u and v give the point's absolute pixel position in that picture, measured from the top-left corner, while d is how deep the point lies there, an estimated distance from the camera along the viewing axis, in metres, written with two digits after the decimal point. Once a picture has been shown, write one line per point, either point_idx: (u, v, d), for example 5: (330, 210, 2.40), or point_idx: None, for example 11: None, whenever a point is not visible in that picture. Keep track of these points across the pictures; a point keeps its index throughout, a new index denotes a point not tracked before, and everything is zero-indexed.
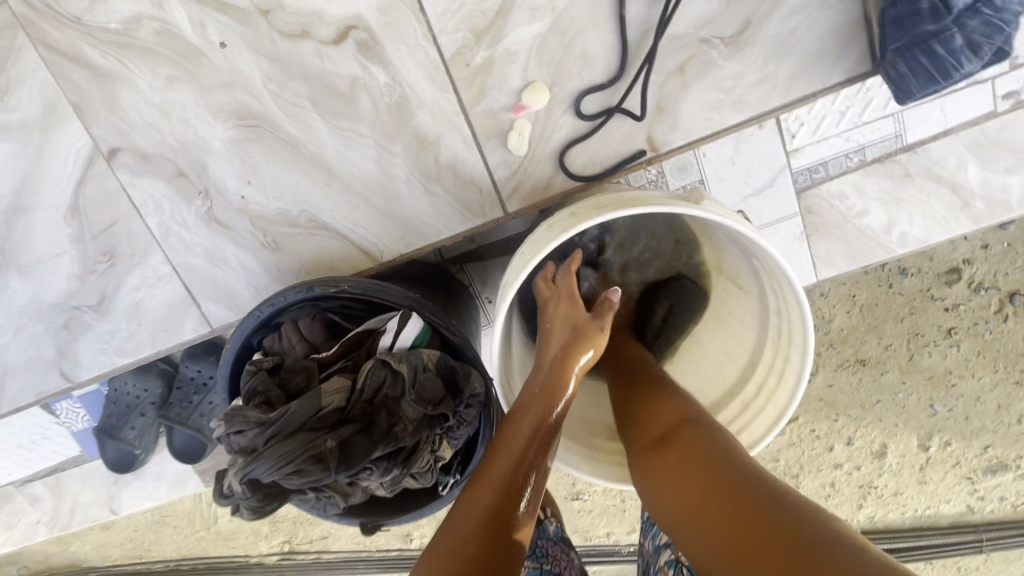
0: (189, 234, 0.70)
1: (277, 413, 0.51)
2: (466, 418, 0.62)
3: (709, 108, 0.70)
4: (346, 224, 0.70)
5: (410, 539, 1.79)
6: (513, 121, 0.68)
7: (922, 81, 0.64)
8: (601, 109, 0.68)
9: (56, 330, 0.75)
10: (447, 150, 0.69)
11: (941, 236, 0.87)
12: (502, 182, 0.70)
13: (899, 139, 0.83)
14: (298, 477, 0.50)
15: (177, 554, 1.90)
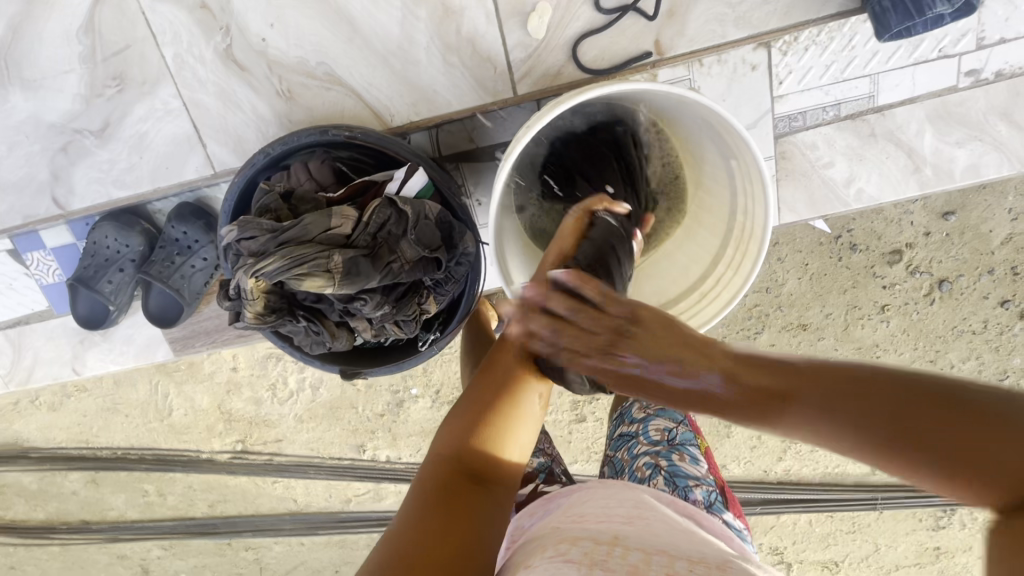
0: (205, 67, 0.85)
1: (292, 224, 0.60)
2: (454, 275, 0.68)
3: (713, 20, 0.85)
4: (363, 83, 0.86)
5: (363, 451, 1.86)
6: (536, 3, 0.82)
7: (901, 15, 0.74)
8: (618, 6, 0.82)
9: (55, 153, 0.91)
10: (469, 24, 0.83)
11: (892, 196, 0.96)
12: (517, 63, 0.85)
13: (872, 100, 0.91)
14: (306, 281, 0.60)
15: (126, 443, 1.91)
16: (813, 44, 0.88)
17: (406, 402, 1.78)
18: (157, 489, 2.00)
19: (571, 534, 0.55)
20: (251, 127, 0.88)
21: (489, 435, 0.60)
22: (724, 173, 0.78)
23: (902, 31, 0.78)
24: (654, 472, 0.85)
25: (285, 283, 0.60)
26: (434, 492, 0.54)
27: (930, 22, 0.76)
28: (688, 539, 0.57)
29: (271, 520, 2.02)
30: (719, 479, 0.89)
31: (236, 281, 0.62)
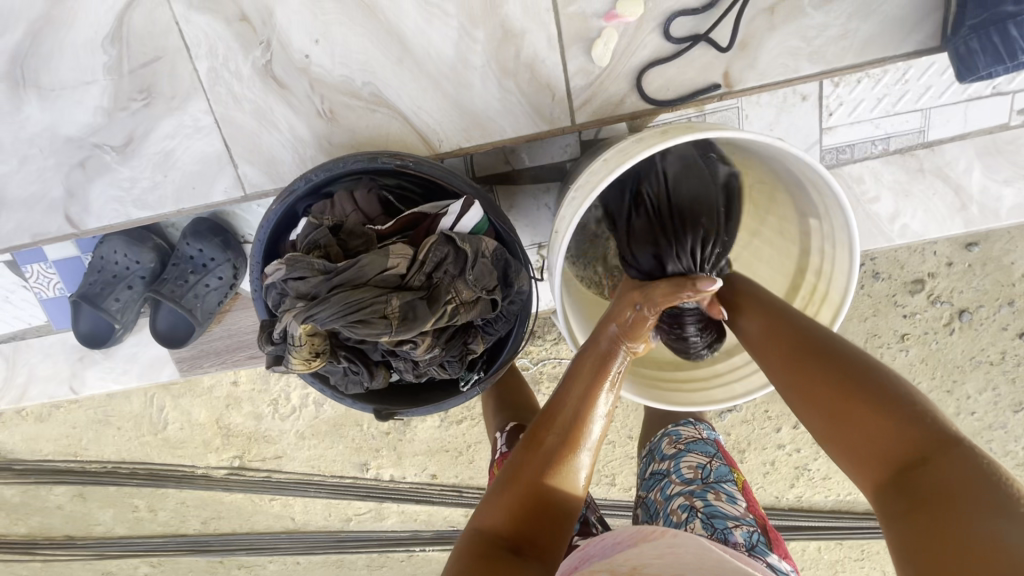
0: (243, 85, 0.80)
1: (346, 265, 0.55)
2: (506, 314, 0.64)
3: (787, 54, 0.79)
4: (410, 106, 0.81)
5: (366, 469, 1.80)
6: (603, 29, 0.78)
7: (990, 60, 0.71)
8: (689, 35, 0.78)
9: (71, 168, 0.85)
10: (529, 48, 0.79)
11: (937, 233, 0.94)
12: (577, 91, 0.81)
13: (921, 135, 0.89)
14: (359, 327, 0.55)
15: (117, 456, 1.83)
16: (867, 77, 0.85)
17: (413, 421, 1.72)
18: (147, 504, 1.92)
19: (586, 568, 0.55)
20: (288, 148, 0.83)
21: (528, 499, 0.61)
22: (799, 227, 0.74)
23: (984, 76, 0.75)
24: (690, 515, 0.78)
25: (338, 330, 0.55)
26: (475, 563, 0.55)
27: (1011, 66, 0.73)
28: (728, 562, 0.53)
29: (266, 539, 1.95)
30: (762, 523, 0.81)
31: (281, 325, 0.57)
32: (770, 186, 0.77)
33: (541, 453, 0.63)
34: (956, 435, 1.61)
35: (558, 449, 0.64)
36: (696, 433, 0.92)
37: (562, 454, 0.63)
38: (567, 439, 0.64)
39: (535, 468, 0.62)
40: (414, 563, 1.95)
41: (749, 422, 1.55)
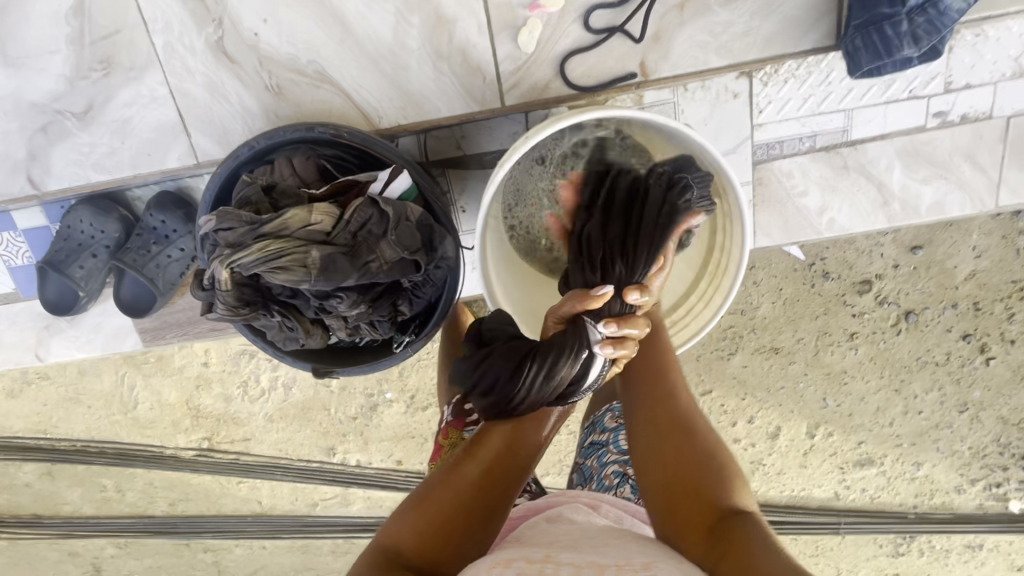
0: (195, 59, 0.88)
1: (272, 217, 0.60)
2: (432, 278, 0.68)
3: (696, 48, 0.88)
4: (351, 84, 0.88)
5: (333, 453, 1.84)
6: (527, 18, 0.85)
7: (870, 56, 0.78)
8: (607, 27, 0.86)
9: (33, 132, 0.92)
10: (461, 33, 0.86)
11: (862, 227, 1.00)
12: (506, 75, 0.88)
13: (845, 134, 0.95)
14: (282, 274, 0.60)
15: (86, 435, 1.86)
16: (794, 77, 0.91)
17: (380, 406, 1.76)
18: (116, 484, 1.94)
19: (504, 556, 0.57)
20: (237, 120, 0.90)
21: (434, 531, 0.64)
22: (708, 209, 0.88)
23: (873, 70, 0.82)
24: (622, 481, 0.84)
25: (261, 275, 0.60)
26: None
27: (899, 63, 0.80)
28: (613, 539, 0.61)
29: (233, 522, 1.98)
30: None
31: (212, 270, 0.62)
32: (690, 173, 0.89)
33: (458, 493, 0.67)
34: (906, 434, 1.67)
35: (474, 493, 0.66)
36: None
37: (478, 495, 0.67)
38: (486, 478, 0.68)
39: (448, 502, 0.66)
40: None
41: None
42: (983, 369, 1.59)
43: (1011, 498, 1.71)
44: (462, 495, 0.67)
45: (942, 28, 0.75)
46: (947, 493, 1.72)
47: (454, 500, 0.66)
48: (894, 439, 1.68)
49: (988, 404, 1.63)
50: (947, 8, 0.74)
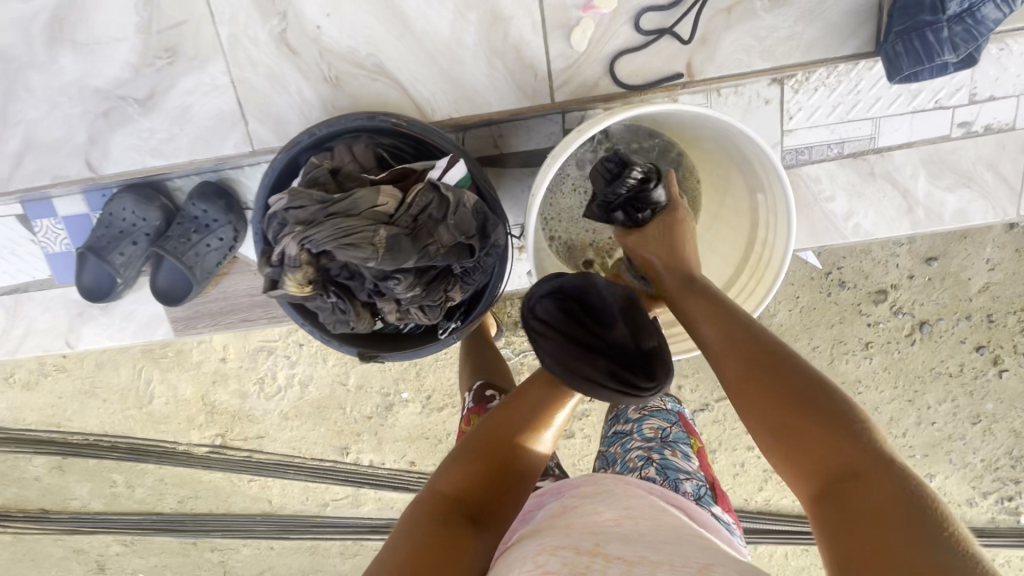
0: (260, 50, 0.91)
1: (342, 197, 0.63)
2: (482, 264, 0.71)
3: (741, 51, 0.91)
4: (408, 77, 0.91)
5: (346, 453, 1.84)
6: (581, 18, 0.88)
7: (911, 60, 0.81)
8: (657, 28, 0.89)
9: (94, 117, 0.95)
10: (516, 31, 0.89)
11: (886, 233, 1.03)
12: (557, 72, 0.91)
13: (872, 141, 0.98)
14: (350, 251, 0.62)
15: (100, 429, 1.85)
16: (823, 86, 0.94)
17: (396, 406, 1.77)
18: (126, 480, 1.94)
19: (551, 544, 0.59)
20: (295, 109, 0.94)
21: (474, 483, 0.71)
22: (749, 204, 0.91)
23: (911, 75, 0.85)
24: (646, 464, 0.84)
25: (331, 251, 0.62)
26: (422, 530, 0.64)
27: (936, 69, 0.83)
28: (673, 542, 0.61)
29: (241, 521, 1.97)
30: (713, 478, 0.87)
31: (280, 248, 0.64)
32: (727, 168, 0.93)
33: (491, 453, 0.75)
34: (918, 445, 1.68)
35: (506, 453, 0.75)
36: (660, 400, 0.97)
37: (508, 455, 0.75)
38: (515, 441, 0.77)
39: (485, 458, 0.74)
40: None
41: (718, 422, 1.60)
42: (996, 382, 1.61)
43: (1023, 513, 1.71)
44: (495, 454, 0.75)
45: (977, 36, 0.79)
46: (959, 506, 1.72)
47: (489, 457, 0.74)
48: (907, 449, 1.69)
49: (1000, 416, 1.64)
50: (984, 18, 0.77)
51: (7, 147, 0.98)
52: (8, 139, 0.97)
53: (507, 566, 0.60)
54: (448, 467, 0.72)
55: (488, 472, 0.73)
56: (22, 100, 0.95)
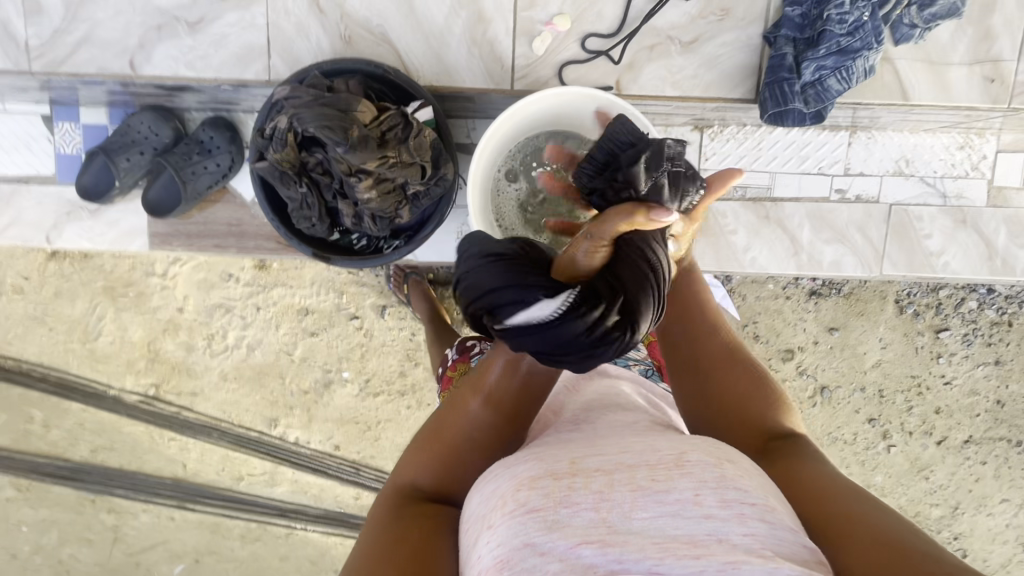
0: (293, 5, 1.12)
1: (333, 96, 0.92)
2: (429, 192, 1.01)
3: (656, 80, 1.16)
4: (407, 50, 1.14)
5: (274, 426, 1.86)
6: (542, 30, 1.14)
7: (772, 101, 1.09)
8: (596, 49, 1.14)
9: (147, 28, 1.13)
10: (493, 32, 1.14)
11: (777, 271, 1.24)
12: (519, 67, 1.16)
13: (768, 190, 1.22)
14: (326, 132, 0.92)
15: (35, 358, 1.86)
16: (733, 138, 1.21)
17: (334, 384, 1.83)
18: (43, 417, 1.90)
19: (527, 475, 0.66)
20: (310, 54, 1.14)
21: (440, 464, 0.80)
22: None
23: (779, 118, 1.11)
24: (600, 355, 1.02)
25: (312, 128, 0.91)
26: (396, 513, 0.74)
27: (797, 116, 1.11)
28: (631, 438, 0.72)
29: (148, 483, 1.92)
30: (660, 364, 1.08)
31: (277, 122, 0.93)
32: None
33: (455, 436, 0.81)
34: None
35: (469, 429, 0.81)
36: None
37: (468, 433, 0.81)
38: (478, 420, 0.81)
39: (446, 442, 0.81)
40: (290, 543, 1.94)
41: None
42: (885, 456, 1.77)
43: None
44: (457, 437, 0.81)
45: (824, 101, 1.09)
46: None
47: (455, 438, 0.81)
48: None
49: (889, 491, 1.78)
50: (831, 87, 1.08)
51: (65, 39, 1.13)
52: (69, 32, 1.13)
53: (486, 504, 0.68)
54: (419, 455, 0.81)
55: (455, 452, 0.80)
56: (91, 6, 1.12)
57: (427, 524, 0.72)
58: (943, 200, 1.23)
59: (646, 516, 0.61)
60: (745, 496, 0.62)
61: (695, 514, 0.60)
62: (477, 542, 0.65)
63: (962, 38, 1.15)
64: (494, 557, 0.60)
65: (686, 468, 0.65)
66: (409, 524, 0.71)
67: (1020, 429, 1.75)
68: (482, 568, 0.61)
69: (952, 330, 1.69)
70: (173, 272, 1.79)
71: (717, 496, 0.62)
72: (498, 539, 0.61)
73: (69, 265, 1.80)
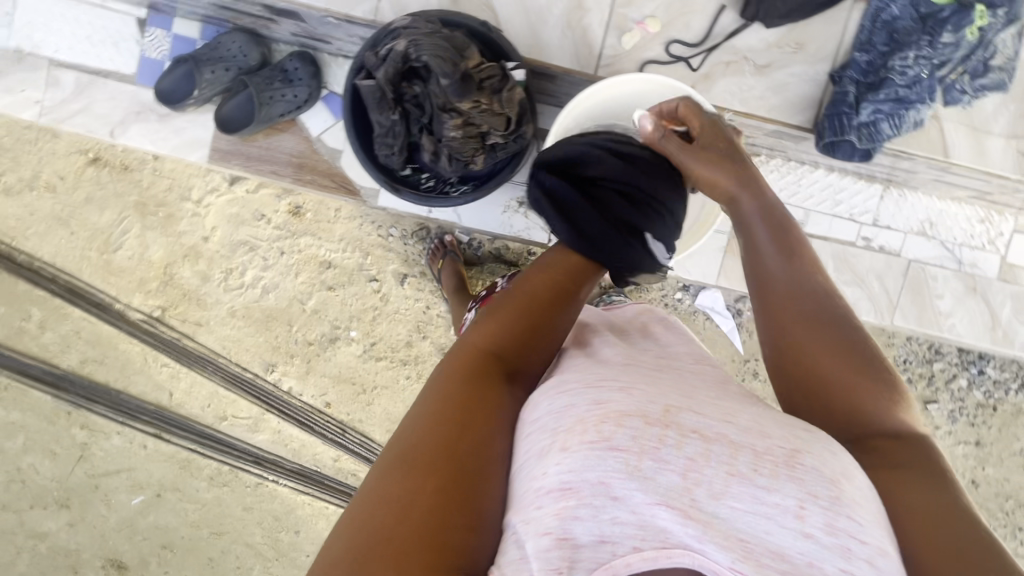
0: None
1: (446, 37, 1.06)
2: (505, 145, 1.15)
3: (726, 93, 1.32)
4: (510, 22, 1.30)
5: (270, 371, 1.86)
6: (633, 27, 1.30)
7: (831, 130, 1.25)
8: (678, 55, 1.31)
9: None
10: (588, 22, 1.30)
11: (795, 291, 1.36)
12: (605, 56, 1.32)
13: (799, 225, 1.38)
14: (435, 65, 1.04)
15: (48, 259, 1.85)
16: (775, 171, 1.37)
17: (339, 341, 1.84)
18: (41, 319, 1.88)
19: (614, 410, 0.68)
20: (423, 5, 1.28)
21: (501, 336, 0.85)
22: None
23: (831, 147, 1.28)
24: None
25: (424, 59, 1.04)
26: (458, 375, 0.79)
27: (848, 150, 1.27)
28: (733, 409, 0.73)
29: (130, 405, 1.90)
30: None
31: (393, 45, 1.05)
32: None
33: (523, 315, 0.88)
34: None
35: (538, 310, 0.90)
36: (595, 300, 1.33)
37: (536, 317, 0.89)
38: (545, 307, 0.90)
39: (512, 317, 0.88)
40: (257, 494, 1.91)
41: None
42: None
43: None
44: (527, 315, 0.89)
45: (875, 142, 1.26)
46: None
47: (524, 314, 0.88)
48: None
49: None
50: (880, 135, 1.25)
51: None
52: None
53: (557, 418, 0.70)
54: (482, 323, 0.87)
55: (521, 332, 0.87)
56: None
57: (484, 399, 0.76)
58: (958, 265, 1.37)
59: (736, 505, 0.64)
60: (858, 530, 0.62)
61: (792, 525, 0.62)
62: (543, 457, 0.68)
63: (1002, 112, 1.31)
64: (561, 481, 0.64)
65: (797, 472, 0.66)
66: (462, 402, 0.75)
67: (991, 514, 1.80)
68: (544, 486, 0.65)
69: (941, 404, 1.76)
70: (208, 201, 1.81)
71: (826, 518, 0.63)
72: (568, 466, 0.65)
73: (107, 173, 1.81)
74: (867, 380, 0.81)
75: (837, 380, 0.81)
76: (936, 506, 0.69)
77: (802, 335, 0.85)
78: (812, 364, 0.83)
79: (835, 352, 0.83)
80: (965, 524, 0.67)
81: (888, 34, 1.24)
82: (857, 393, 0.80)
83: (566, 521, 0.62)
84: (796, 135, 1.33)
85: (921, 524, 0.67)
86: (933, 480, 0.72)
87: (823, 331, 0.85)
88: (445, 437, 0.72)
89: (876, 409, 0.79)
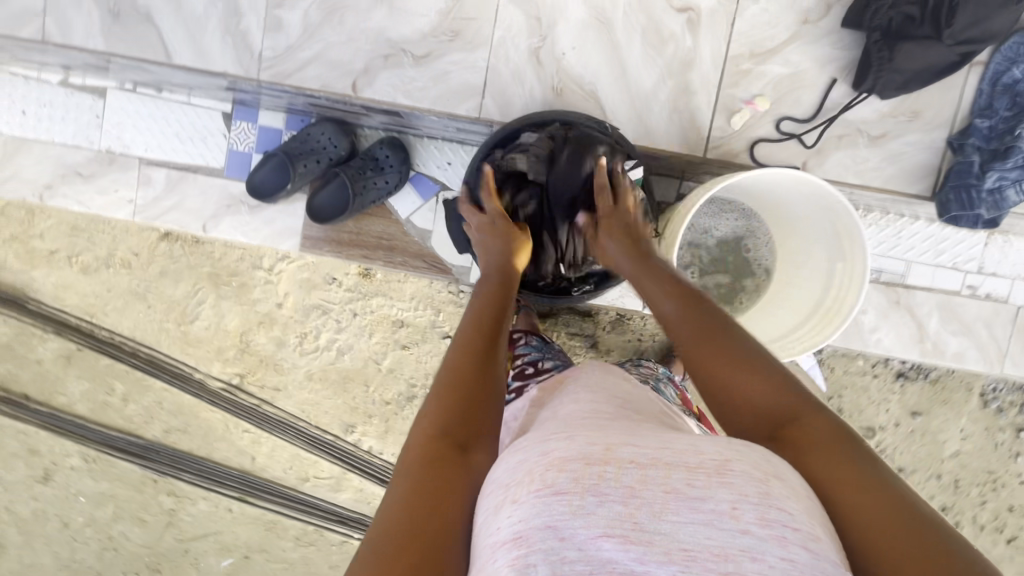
0: (517, 55, 1.45)
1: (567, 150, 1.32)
2: None
3: (840, 166, 1.47)
4: (620, 106, 1.46)
5: (350, 431, 1.88)
6: (744, 107, 1.44)
7: (957, 205, 1.40)
8: (791, 132, 1.45)
9: (380, 58, 1.48)
10: (696, 105, 1.45)
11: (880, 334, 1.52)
12: (717, 136, 1.46)
13: (904, 277, 1.57)
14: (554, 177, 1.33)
15: (127, 333, 1.88)
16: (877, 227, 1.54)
17: (417, 400, 1.86)
18: (123, 391, 1.92)
19: (558, 456, 0.70)
20: (522, 98, 1.48)
21: (450, 384, 0.89)
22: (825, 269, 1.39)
23: (955, 219, 1.44)
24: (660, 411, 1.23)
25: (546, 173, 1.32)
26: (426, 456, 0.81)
27: (973, 218, 1.43)
28: (669, 438, 0.74)
29: (214, 471, 1.94)
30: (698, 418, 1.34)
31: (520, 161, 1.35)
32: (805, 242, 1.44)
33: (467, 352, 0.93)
34: None
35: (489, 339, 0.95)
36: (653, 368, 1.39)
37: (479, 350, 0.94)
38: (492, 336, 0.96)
39: (458, 359, 0.92)
40: (344, 552, 1.95)
41: None
42: None
43: None
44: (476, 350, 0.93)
45: (1001, 208, 1.40)
46: None
47: (475, 347, 0.93)
48: None
49: None
50: (1005, 200, 1.39)
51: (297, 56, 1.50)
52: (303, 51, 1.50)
53: (510, 471, 0.73)
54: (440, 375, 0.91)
55: (480, 366, 0.91)
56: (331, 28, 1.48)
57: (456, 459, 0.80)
58: None
59: (676, 520, 0.63)
60: (789, 519, 0.61)
61: (732, 527, 0.61)
62: (499, 510, 0.69)
63: None
64: (513, 532, 0.65)
65: (727, 477, 0.65)
66: (429, 474, 0.79)
67: None
68: (498, 540, 0.65)
69: None
70: (280, 268, 1.80)
71: (758, 514, 0.62)
72: (519, 516, 0.65)
73: (180, 248, 1.81)
74: (779, 392, 0.82)
75: (765, 399, 0.82)
76: (877, 503, 0.68)
77: (719, 367, 0.85)
78: (714, 388, 0.85)
79: (756, 380, 0.83)
80: (903, 520, 0.66)
81: (1009, 98, 1.38)
82: (776, 411, 0.81)
83: (524, 569, 0.62)
84: (915, 202, 1.48)
85: (846, 508, 0.68)
86: (865, 471, 0.71)
87: (736, 364, 0.85)
88: (415, 509, 0.75)
89: (803, 420, 0.79)
